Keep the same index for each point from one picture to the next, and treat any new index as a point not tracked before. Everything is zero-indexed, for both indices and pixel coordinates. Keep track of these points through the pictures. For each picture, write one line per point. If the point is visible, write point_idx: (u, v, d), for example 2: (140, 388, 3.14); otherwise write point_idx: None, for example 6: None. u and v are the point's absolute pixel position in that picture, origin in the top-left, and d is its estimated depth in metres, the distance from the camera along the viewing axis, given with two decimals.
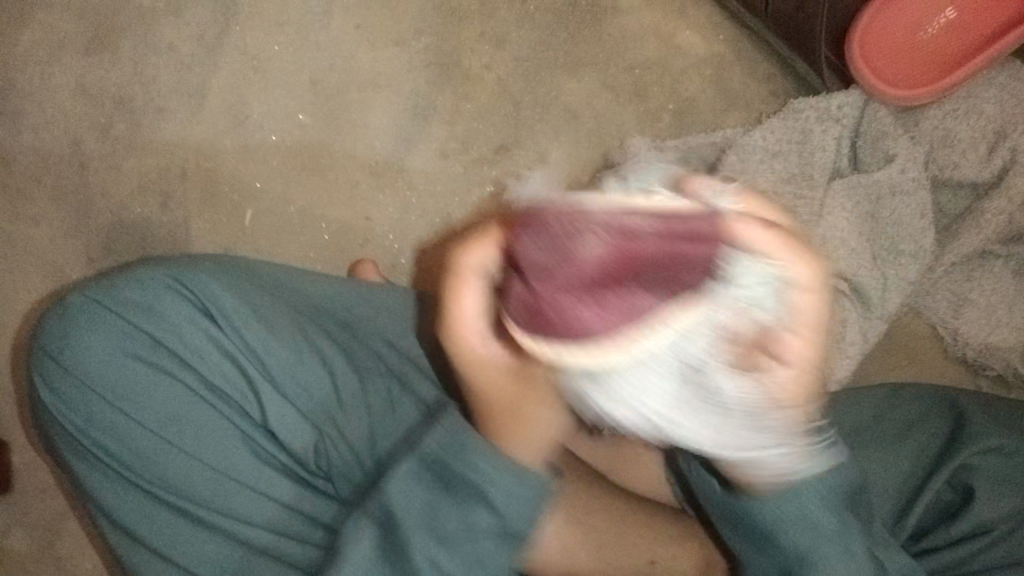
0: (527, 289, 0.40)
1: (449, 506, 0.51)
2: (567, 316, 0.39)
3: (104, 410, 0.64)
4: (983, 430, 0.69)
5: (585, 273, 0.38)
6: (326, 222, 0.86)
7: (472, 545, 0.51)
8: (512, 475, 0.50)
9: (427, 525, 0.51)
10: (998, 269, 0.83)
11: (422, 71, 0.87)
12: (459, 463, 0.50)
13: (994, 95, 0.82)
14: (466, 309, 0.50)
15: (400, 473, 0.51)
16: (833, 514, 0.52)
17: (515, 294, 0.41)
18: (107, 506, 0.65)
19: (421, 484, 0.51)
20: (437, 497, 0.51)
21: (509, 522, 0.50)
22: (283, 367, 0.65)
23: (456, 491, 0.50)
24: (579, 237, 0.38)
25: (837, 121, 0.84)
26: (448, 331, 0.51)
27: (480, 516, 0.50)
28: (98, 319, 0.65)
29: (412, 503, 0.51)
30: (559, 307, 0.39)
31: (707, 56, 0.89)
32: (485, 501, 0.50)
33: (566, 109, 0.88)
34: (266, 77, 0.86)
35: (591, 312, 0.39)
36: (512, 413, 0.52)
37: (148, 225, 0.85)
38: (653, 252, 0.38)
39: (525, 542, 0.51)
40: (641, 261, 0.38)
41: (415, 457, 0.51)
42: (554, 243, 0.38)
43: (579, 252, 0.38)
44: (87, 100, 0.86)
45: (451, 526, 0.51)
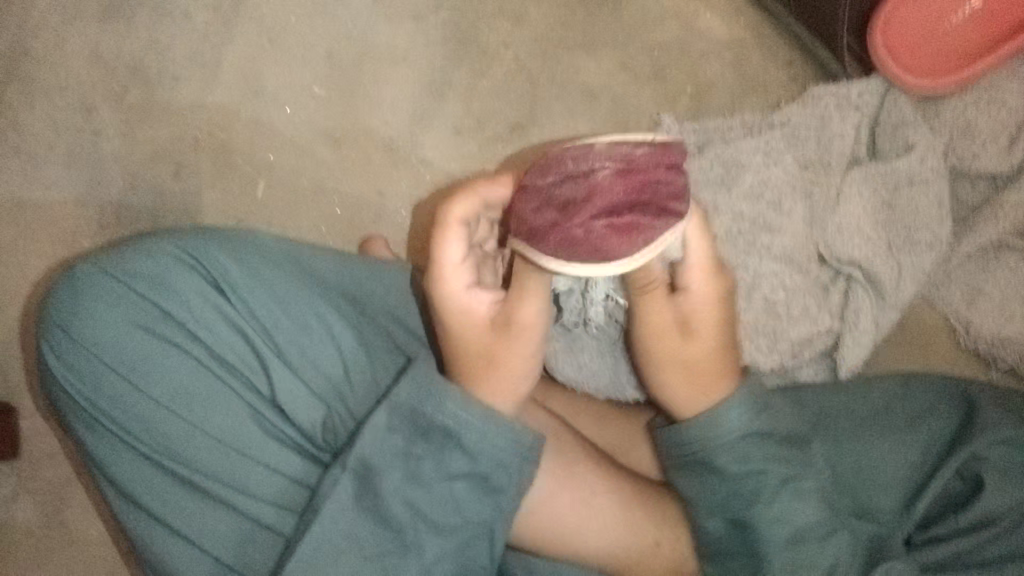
0: (553, 218, 0.50)
1: (425, 454, 0.57)
2: (588, 232, 0.49)
3: (112, 381, 0.63)
4: (994, 421, 0.69)
5: (594, 196, 0.49)
6: (338, 196, 0.85)
7: (448, 488, 0.57)
8: (481, 421, 0.57)
9: (405, 469, 0.57)
10: (1014, 261, 0.82)
11: (439, 47, 0.87)
12: (428, 409, 0.57)
13: (1016, 87, 0.81)
14: (451, 258, 0.59)
15: (374, 424, 0.57)
16: (772, 452, 0.62)
17: (543, 225, 0.50)
18: (111, 478, 0.64)
19: (395, 433, 0.57)
20: (412, 444, 0.57)
21: (479, 463, 0.58)
22: (290, 340, 0.66)
23: (429, 438, 0.57)
24: (584, 167, 0.49)
25: (857, 109, 0.83)
26: (435, 277, 0.60)
27: (453, 458, 0.57)
28: (107, 289, 0.64)
29: (388, 451, 0.57)
30: (581, 227, 0.49)
31: (727, 40, 0.88)
32: (457, 444, 0.57)
33: (583, 89, 0.87)
34: (281, 49, 0.86)
35: (606, 228, 0.49)
36: (485, 364, 0.60)
37: (160, 194, 0.84)
38: (648, 178, 0.49)
39: (497, 487, 0.58)
40: (638, 184, 0.49)
41: (387, 409, 0.57)
42: (562, 177, 0.50)
43: (585, 180, 0.49)
44: (102, 67, 0.85)
45: (427, 470, 0.57)
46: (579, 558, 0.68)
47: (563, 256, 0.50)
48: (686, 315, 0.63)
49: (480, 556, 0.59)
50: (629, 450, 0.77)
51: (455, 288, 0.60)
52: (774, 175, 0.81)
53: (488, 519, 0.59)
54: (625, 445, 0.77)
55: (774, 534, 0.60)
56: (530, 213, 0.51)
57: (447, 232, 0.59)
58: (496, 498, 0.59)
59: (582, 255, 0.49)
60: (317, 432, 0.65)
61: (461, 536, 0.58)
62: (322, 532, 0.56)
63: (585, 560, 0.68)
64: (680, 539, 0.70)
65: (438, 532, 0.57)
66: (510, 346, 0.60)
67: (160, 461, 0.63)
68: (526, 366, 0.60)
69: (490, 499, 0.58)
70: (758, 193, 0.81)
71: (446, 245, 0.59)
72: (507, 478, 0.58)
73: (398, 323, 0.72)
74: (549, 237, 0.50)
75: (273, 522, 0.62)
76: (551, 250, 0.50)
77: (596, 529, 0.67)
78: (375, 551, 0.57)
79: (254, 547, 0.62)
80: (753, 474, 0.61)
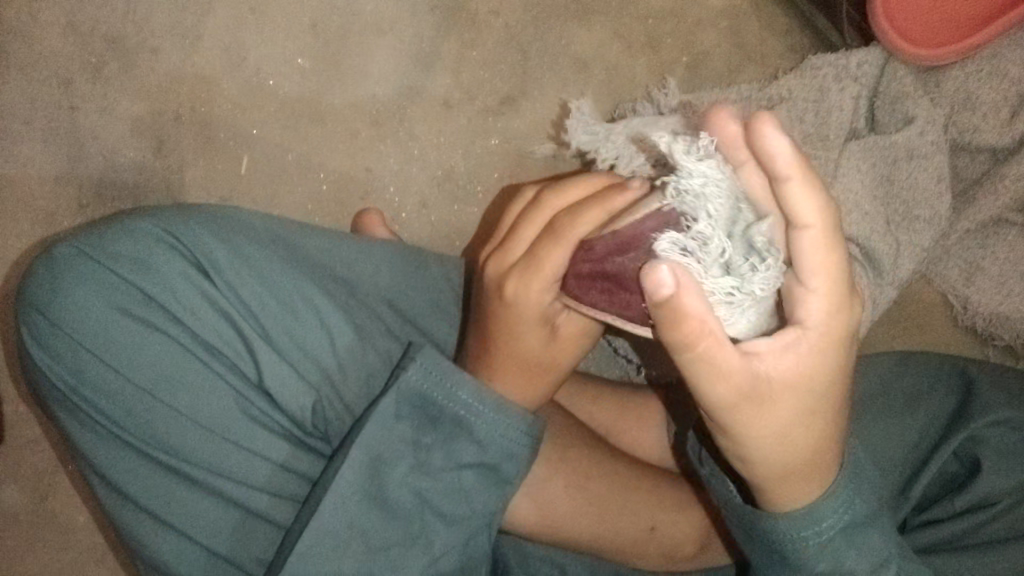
0: (640, 297, 0.49)
1: (434, 443, 0.56)
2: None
3: (95, 366, 0.61)
4: (991, 402, 0.68)
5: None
6: (325, 172, 0.83)
7: (455, 477, 0.57)
8: (493, 412, 0.56)
9: (413, 459, 0.56)
10: (1013, 237, 0.81)
11: (427, 16, 0.84)
12: (439, 396, 0.56)
13: (1019, 56, 0.78)
14: (554, 273, 0.55)
15: (382, 412, 0.55)
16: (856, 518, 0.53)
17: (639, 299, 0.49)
18: (94, 466, 0.63)
19: (404, 421, 0.56)
20: (420, 432, 0.56)
21: (488, 453, 0.57)
22: (278, 325, 0.64)
23: (438, 427, 0.56)
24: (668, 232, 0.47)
25: (855, 79, 0.80)
26: (526, 285, 0.57)
27: (463, 448, 0.56)
28: (88, 271, 0.62)
29: (395, 440, 0.56)
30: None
31: (724, 7, 0.86)
32: (467, 434, 0.56)
33: (576, 59, 0.85)
34: (263, 19, 0.83)
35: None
36: (530, 373, 0.60)
37: (142, 170, 0.82)
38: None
39: (505, 478, 0.58)
40: None
41: (397, 395, 0.55)
42: (643, 251, 0.48)
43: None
44: (76, 39, 0.82)
45: (435, 458, 0.56)
46: (573, 542, 0.67)
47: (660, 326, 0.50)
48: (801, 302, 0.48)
49: (481, 544, 0.59)
50: (621, 429, 0.77)
51: (541, 297, 0.57)
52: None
53: (493, 511, 0.58)
54: (618, 426, 0.77)
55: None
56: (612, 285, 0.51)
57: (558, 246, 0.54)
58: (501, 489, 0.58)
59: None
60: (306, 417, 0.63)
61: (466, 528, 0.57)
62: (325, 523, 0.54)
63: (578, 545, 0.67)
64: (675, 523, 0.70)
65: (446, 523, 0.57)
66: (564, 355, 0.61)
67: (145, 449, 0.61)
68: (556, 375, 0.61)
69: (495, 489, 0.58)
70: None
71: (550, 256, 0.55)
72: (515, 468, 0.58)
73: (384, 307, 0.69)
74: (641, 310, 0.49)
75: (267, 510, 0.62)
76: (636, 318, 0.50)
77: (587, 517, 0.67)
78: (381, 541, 0.56)
79: (251, 537, 0.62)
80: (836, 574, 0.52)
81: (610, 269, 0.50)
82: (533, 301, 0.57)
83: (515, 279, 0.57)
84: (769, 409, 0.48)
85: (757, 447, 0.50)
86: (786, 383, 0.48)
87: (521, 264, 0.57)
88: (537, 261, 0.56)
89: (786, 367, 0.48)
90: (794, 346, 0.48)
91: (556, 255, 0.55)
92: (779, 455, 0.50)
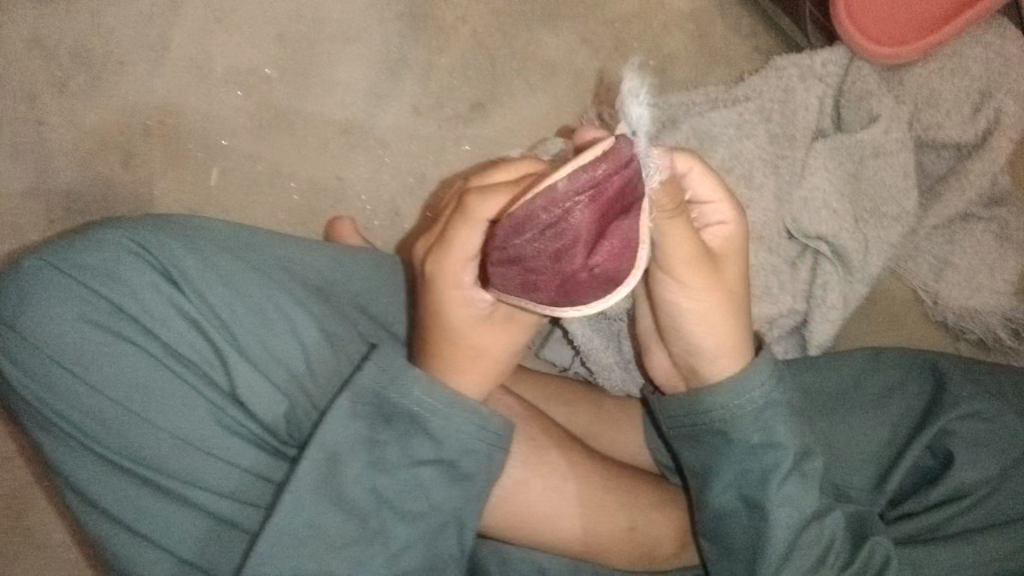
0: (552, 272, 0.47)
1: (390, 441, 0.57)
2: (593, 272, 0.47)
3: (63, 379, 0.60)
4: (964, 395, 0.69)
5: (577, 239, 0.46)
6: (296, 182, 0.83)
7: (413, 474, 0.58)
8: (445, 406, 0.58)
9: (368, 456, 0.57)
10: (980, 231, 0.83)
11: (395, 24, 0.84)
12: (391, 394, 0.57)
13: (979, 53, 0.81)
14: (467, 251, 0.56)
15: (336, 412, 0.56)
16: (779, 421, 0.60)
17: (540, 275, 0.48)
18: (65, 480, 0.62)
19: (360, 420, 0.57)
20: (375, 431, 0.57)
21: (444, 449, 0.58)
22: (250, 333, 0.64)
23: (392, 424, 0.58)
24: (557, 212, 0.45)
25: (820, 79, 0.82)
26: (443, 259, 0.57)
27: (418, 444, 0.58)
28: (54, 284, 0.61)
29: (352, 440, 0.57)
30: (577, 272, 0.47)
31: (689, 11, 0.87)
32: (423, 430, 0.58)
33: (544, 64, 0.85)
34: (230, 30, 0.83)
35: (604, 261, 0.47)
36: (472, 353, 0.61)
37: (111, 183, 0.81)
38: (615, 193, 0.45)
39: (465, 474, 0.59)
40: (613, 201, 0.45)
41: (350, 394, 0.57)
42: (540, 229, 0.46)
43: (572, 225, 0.45)
44: (41, 53, 0.81)
45: (391, 455, 0.57)
46: (552, 543, 0.67)
47: (572, 299, 0.49)
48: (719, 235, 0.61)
49: (449, 544, 0.59)
50: (598, 433, 0.77)
51: (462, 279, 0.58)
52: (748, 150, 0.80)
53: (459, 507, 0.59)
54: (595, 429, 0.77)
55: (784, 522, 0.60)
56: (521, 271, 0.49)
57: (466, 231, 0.55)
58: (464, 484, 0.59)
59: (595, 291, 0.48)
60: (280, 425, 0.64)
61: (428, 524, 0.58)
62: (286, 524, 0.55)
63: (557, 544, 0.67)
64: (654, 522, 0.70)
65: (404, 521, 0.58)
66: (502, 340, 0.62)
67: (117, 461, 0.60)
68: (501, 359, 0.62)
69: (458, 486, 0.59)
70: (730, 166, 0.80)
71: (462, 243, 0.56)
72: (475, 465, 0.59)
73: (355, 316, 0.71)
74: (554, 287, 0.48)
75: (237, 517, 0.62)
76: (551, 298, 0.49)
77: (566, 517, 0.67)
78: (343, 539, 0.56)
79: (221, 545, 0.61)
80: (769, 476, 0.60)
81: (512, 252, 0.48)
82: (451, 277, 0.58)
83: (435, 258, 0.58)
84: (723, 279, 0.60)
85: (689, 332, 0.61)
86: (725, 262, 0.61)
87: (436, 247, 0.58)
88: (449, 241, 0.56)
89: (722, 251, 0.61)
90: (721, 236, 0.61)
91: (471, 237, 0.56)
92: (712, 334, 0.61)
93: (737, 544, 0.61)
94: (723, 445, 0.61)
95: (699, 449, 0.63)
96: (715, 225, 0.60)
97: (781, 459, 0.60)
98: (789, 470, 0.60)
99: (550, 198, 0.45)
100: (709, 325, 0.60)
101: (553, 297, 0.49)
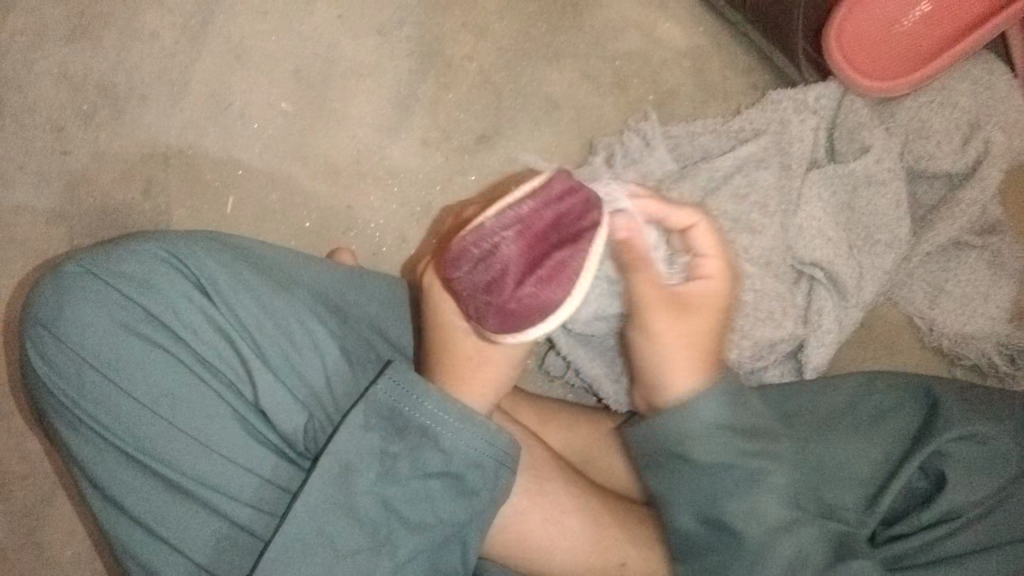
0: (485, 299, 0.56)
1: (401, 453, 0.59)
2: (524, 299, 0.55)
3: (98, 382, 0.63)
4: (958, 416, 0.70)
5: (510, 266, 0.54)
6: (307, 211, 0.86)
7: (422, 486, 0.59)
8: (457, 420, 0.60)
9: (379, 467, 0.59)
10: (974, 260, 0.85)
11: (405, 61, 0.88)
12: (405, 408, 0.60)
13: (968, 88, 0.84)
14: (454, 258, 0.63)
15: (350, 423, 0.59)
16: (733, 449, 0.60)
17: (480, 307, 0.57)
18: (92, 479, 0.64)
19: (372, 432, 0.59)
20: (388, 442, 0.59)
21: (453, 462, 0.60)
22: (274, 347, 0.66)
23: (404, 437, 0.59)
24: (486, 247, 0.55)
25: (814, 112, 0.84)
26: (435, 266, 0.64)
27: (429, 456, 0.59)
28: (94, 290, 0.64)
29: (364, 451, 0.59)
30: (513, 297, 0.55)
31: (687, 48, 0.90)
32: (433, 442, 0.60)
33: (547, 99, 0.89)
34: (248, 66, 0.87)
35: (539, 288, 0.55)
36: (464, 366, 0.64)
37: (130, 210, 0.85)
38: (544, 226, 0.55)
39: (472, 489, 0.60)
40: (537, 236, 0.55)
41: (366, 405, 0.59)
42: (470, 265, 0.55)
43: (495, 258, 0.55)
44: (69, 87, 0.86)
45: (402, 468, 0.59)
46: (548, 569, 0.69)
47: (513, 327, 0.56)
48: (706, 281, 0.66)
49: (452, 558, 0.61)
50: (596, 458, 0.79)
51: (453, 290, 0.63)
52: (762, 177, 0.83)
53: (461, 521, 0.60)
54: (592, 454, 0.79)
55: (750, 534, 0.59)
56: (464, 302, 0.58)
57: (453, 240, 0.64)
58: (469, 500, 0.60)
59: (530, 318, 0.56)
60: (299, 437, 0.64)
61: (433, 535, 0.59)
62: (295, 531, 0.57)
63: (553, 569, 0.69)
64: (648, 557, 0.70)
65: (413, 530, 0.59)
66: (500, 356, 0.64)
67: (141, 462, 0.62)
68: (496, 376, 0.65)
69: (463, 500, 0.60)
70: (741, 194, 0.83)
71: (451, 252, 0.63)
72: (483, 480, 0.60)
73: (376, 340, 0.72)
74: (494, 315, 0.56)
75: (252, 524, 0.62)
76: (494, 328, 0.57)
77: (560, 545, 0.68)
78: (350, 548, 0.58)
79: (236, 551, 0.62)
80: (733, 496, 0.60)
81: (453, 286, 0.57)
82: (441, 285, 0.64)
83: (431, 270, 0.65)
84: (695, 317, 0.65)
85: (659, 355, 0.65)
86: (706, 300, 0.66)
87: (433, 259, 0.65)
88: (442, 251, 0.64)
89: (700, 288, 0.66)
90: (705, 279, 0.66)
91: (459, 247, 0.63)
92: (680, 359, 0.64)
93: (702, 562, 0.61)
94: (681, 464, 0.61)
95: (659, 474, 0.63)
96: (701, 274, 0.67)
97: (736, 483, 0.60)
98: (749, 480, 0.60)
99: (472, 237, 0.55)
100: (672, 350, 0.64)
101: (497, 325, 0.57)
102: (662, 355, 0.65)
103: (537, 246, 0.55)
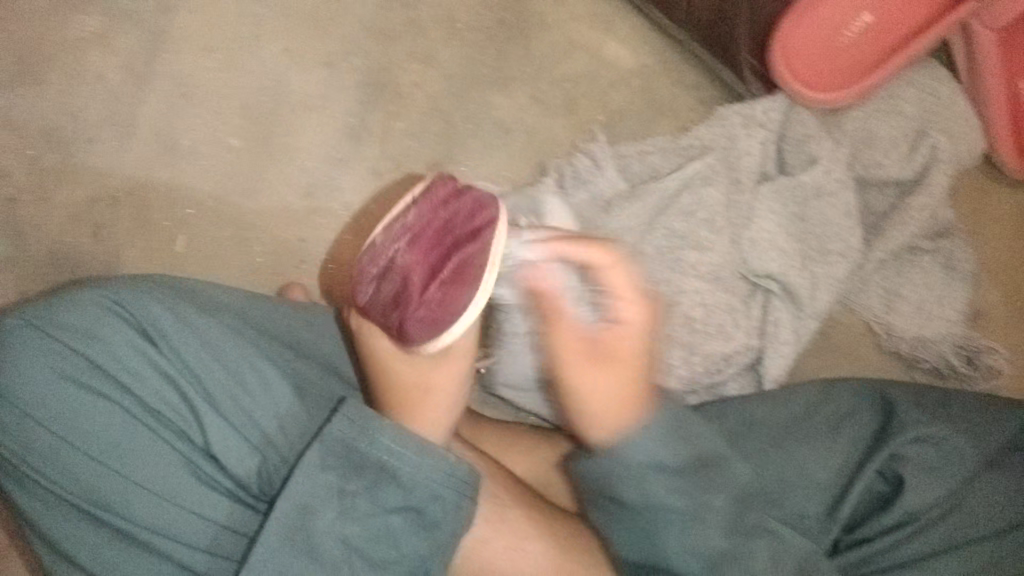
0: (401, 309, 0.63)
1: (360, 491, 0.59)
2: (434, 299, 0.62)
3: (43, 436, 0.62)
4: (913, 419, 0.69)
5: (411, 276, 0.62)
6: (260, 246, 0.85)
7: (383, 522, 0.59)
8: (414, 454, 0.60)
9: (338, 505, 0.58)
10: (927, 263, 0.85)
11: (355, 92, 0.88)
12: (361, 443, 0.59)
13: (911, 94, 0.86)
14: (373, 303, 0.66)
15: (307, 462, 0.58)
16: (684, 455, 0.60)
17: (399, 318, 0.63)
18: (43, 534, 0.63)
19: (329, 468, 0.58)
20: (345, 480, 0.59)
21: (413, 495, 0.59)
22: (223, 391, 0.64)
23: (362, 474, 0.59)
24: (385, 264, 0.63)
25: (762, 125, 0.85)
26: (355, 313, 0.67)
27: (389, 493, 0.59)
28: (34, 343, 0.63)
29: (321, 488, 0.58)
30: (419, 303, 0.62)
31: (634, 68, 0.91)
32: (392, 479, 0.59)
33: (498, 124, 0.89)
34: (195, 104, 0.87)
35: (446, 287, 0.62)
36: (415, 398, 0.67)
37: (81, 254, 0.84)
38: (435, 232, 0.63)
39: (433, 522, 0.60)
40: (430, 242, 0.62)
41: (320, 444, 0.58)
42: (378, 283, 0.64)
43: (398, 270, 0.63)
44: (13, 133, 0.85)
45: (362, 505, 0.59)
46: None
47: (437, 328, 0.63)
48: (620, 329, 0.65)
49: None
50: (554, 483, 0.77)
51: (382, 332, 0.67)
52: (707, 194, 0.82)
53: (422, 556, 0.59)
54: (552, 478, 0.77)
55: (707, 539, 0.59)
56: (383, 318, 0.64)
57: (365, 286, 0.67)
58: (431, 534, 0.60)
59: (449, 315, 0.63)
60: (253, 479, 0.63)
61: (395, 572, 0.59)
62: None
63: None
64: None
65: (376, 568, 0.58)
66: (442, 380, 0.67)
67: (93, 514, 0.61)
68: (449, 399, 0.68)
69: (424, 534, 0.59)
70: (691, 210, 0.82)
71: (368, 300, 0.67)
72: (443, 513, 0.60)
73: (332, 373, 0.71)
74: (414, 321, 0.63)
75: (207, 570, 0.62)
76: (421, 336, 0.63)
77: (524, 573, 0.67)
78: None
79: None
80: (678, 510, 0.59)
81: (371, 305, 0.65)
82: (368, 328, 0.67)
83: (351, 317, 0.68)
84: (617, 362, 0.64)
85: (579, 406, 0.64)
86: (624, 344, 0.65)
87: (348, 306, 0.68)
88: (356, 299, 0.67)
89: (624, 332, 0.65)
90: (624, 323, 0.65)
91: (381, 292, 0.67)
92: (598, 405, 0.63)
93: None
94: (621, 480, 0.60)
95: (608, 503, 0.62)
96: (624, 319, 0.65)
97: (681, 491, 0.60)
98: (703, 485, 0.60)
99: (372, 258, 0.64)
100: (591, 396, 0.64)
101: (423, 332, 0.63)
102: (581, 401, 0.64)
103: (433, 249, 0.62)
